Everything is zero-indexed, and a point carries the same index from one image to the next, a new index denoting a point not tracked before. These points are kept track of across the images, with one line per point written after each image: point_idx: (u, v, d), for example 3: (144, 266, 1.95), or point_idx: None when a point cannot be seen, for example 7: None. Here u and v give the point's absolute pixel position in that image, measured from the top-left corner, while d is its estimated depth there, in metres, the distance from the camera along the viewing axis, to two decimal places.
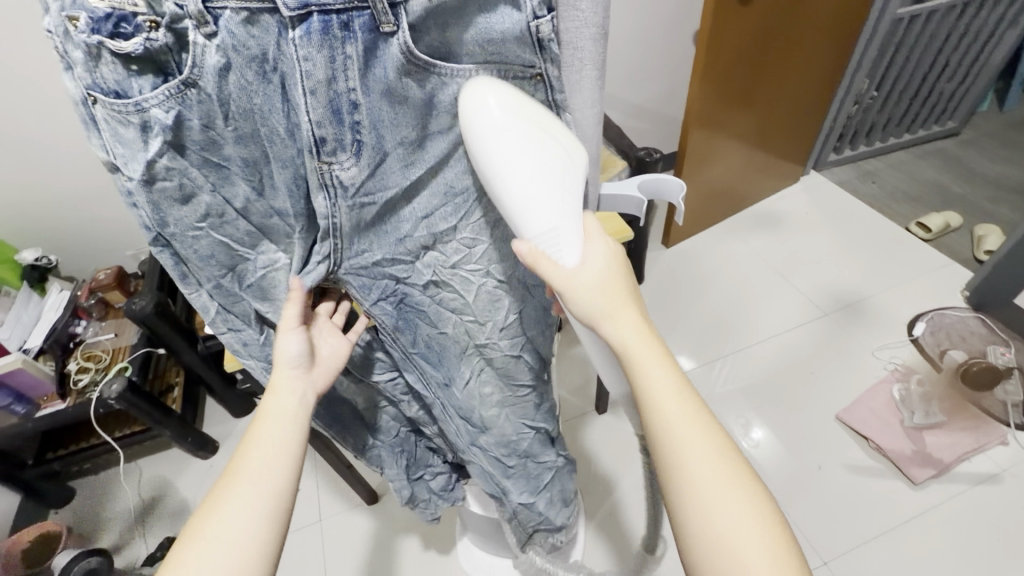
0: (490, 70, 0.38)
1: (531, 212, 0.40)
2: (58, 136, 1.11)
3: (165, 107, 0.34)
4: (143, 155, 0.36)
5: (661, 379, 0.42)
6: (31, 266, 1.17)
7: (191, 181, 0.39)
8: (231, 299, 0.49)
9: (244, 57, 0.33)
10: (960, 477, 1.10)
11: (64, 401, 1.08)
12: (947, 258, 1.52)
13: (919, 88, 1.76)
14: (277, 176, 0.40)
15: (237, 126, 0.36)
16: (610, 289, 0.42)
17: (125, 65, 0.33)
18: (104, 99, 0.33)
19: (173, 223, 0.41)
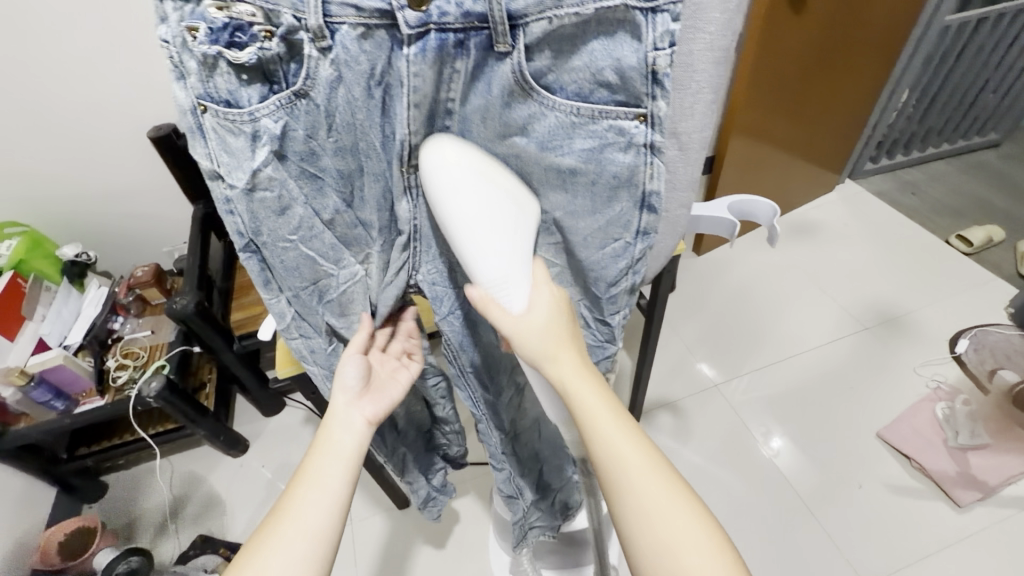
0: (592, 106, 0.38)
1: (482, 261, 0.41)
2: (102, 131, 1.12)
3: (275, 117, 0.37)
4: (249, 164, 0.39)
5: (597, 404, 0.41)
6: (70, 262, 1.17)
7: (288, 193, 0.42)
8: (307, 309, 0.50)
9: (355, 72, 0.36)
10: (1007, 501, 1.07)
11: (103, 398, 1.09)
12: (989, 273, 1.49)
13: (963, 98, 1.72)
14: (367, 186, 0.44)
15: (339, 138, 0.40)
16: (555, 331, 0.42)
17: (239, 75, 0.36)
18: (213, 108, 0.37)
19: (266, 233, 0.43)
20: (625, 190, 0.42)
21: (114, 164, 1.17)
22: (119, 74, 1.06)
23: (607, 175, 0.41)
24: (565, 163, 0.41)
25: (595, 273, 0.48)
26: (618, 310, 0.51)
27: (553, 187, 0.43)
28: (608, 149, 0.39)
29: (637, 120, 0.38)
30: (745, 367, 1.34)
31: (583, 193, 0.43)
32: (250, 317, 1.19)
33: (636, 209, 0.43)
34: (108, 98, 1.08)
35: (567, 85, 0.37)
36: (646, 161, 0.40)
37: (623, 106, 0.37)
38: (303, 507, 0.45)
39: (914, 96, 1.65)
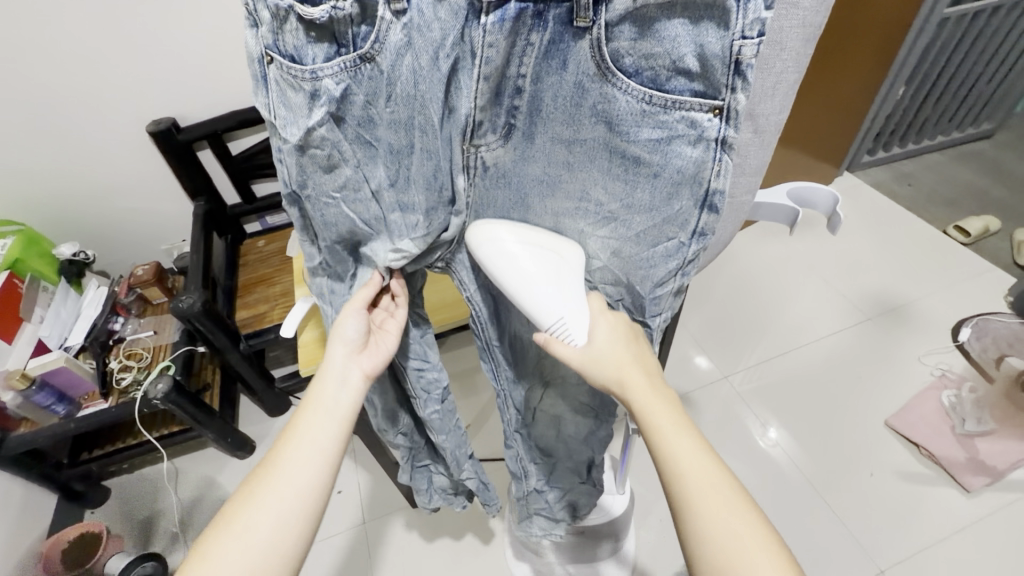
0: (666, 96, 0.36)
1: (542, 304, 0.46)
2: (98, 127, 1.08)
3: (336, 78, 0.36)
4: (305, 121, 0.38)
5: (669, 425, 0.43)
6: (68, 261, 1.14)
7: (340, 154, 0.41)
8: (337, 258, 0.53)
9: (425, 39, 0.36)
10: (1014, 485, 1.09)
11: (107, 402, 1.06)
12: (987, 262, 1.51)
13: (959, 90, 1.74)
14: (417, 166, 0.42)
15: (395, 110, 0.39)
16: (619, 355, 0.46)
17: (306, 31, 0.35)
18: (280, 60, 0.37)
19: (312, 187, 0.44)
20: (688, 187, 0.41)
21: (110, 160, 1.14)
22: (115, 68, 1.02)
23: (672, 168, 0.40)
24: (632, 152, 0.40)
25: (643, 270, 0.48)
26: (661, 312, 0.51)
27: (617, 175, 0.43)
28: (677, 141, 0.38)
29: (711, 113, 0.36)
30: (752, 359, 1.35)
31: (644, 185, 0.42)
32: (255, 316, 1.19)
33: (696, 208, 0.42)
34: (103, 93, 1.04)
35: (643, 70, 0.36)
36: (715, 157, 0.38)
37: (699, 96, 0.36)
38: (289, 458, 0.48)
39: (912, 88, 1.66)
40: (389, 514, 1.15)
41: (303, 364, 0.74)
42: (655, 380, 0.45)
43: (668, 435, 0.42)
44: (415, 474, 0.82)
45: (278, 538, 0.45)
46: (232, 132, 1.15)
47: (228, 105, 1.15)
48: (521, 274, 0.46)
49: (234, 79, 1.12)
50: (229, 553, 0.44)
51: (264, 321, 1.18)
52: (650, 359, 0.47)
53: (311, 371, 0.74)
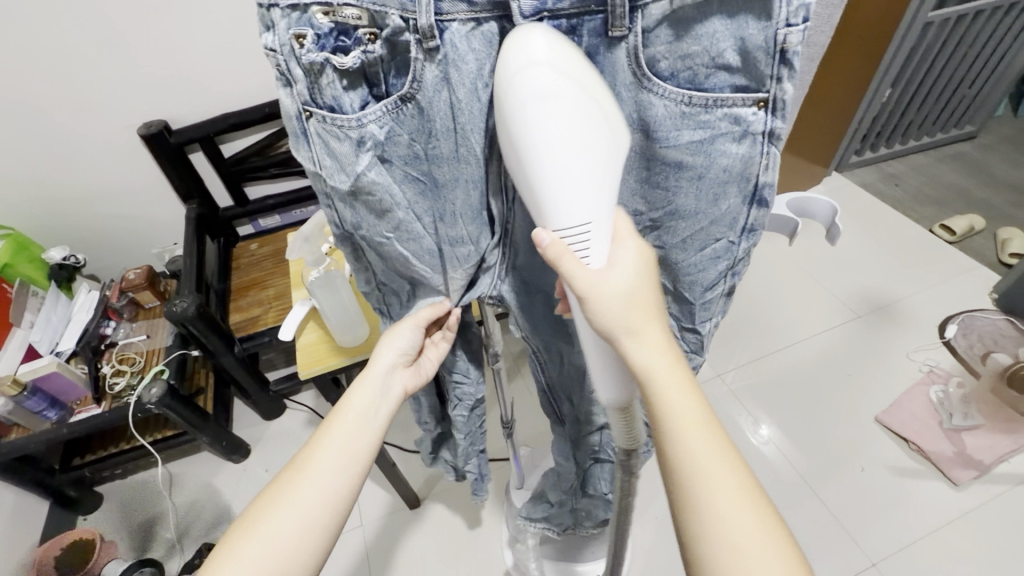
0: (706, 95, 0.36)
1: (568, 204, 0.37)
2: (88, 131, 1.07)
3: (380, 122, 0.38)
4: (352, 168, 0.39)
5: (683, 408, 0.39)
6: (58, 265, 1.13)
7: (391, 198, 0.42)
8: (383, 284, 0.53)
9: (462, 73, 0.36)
10: (1001, 478, 1.12)
11: (99, 406, 1.04)
12: (973, 261, 1.54)
13: (944, 92, 1.77)
14: (463, 198, 0.43)
15: (437, 145, 0.39)
16: (636, 302, 0.40)
17: (342, 80, 0.37)
18: (320, 113, 0.38)
19: (366, 228, 0.44)
20: (736, 184, 0.42)
21: (99, 164, 1.12)
22: (105, 71, 1.01)
23: (717, 167, 0.40)
24: (673, 156, 0.40)
25: (692, 275, 0.49)
26: (708, 317, 0.53)
27: (658, 183, 0.43)
28: (721, 139, 0.39)
29: (755, 106, 0.37)
30: (745, 358, 1.36)
31: (688, 188, 0.42)
32: (249, 319, 1.18)
33: (745, 203, 0.43)
34: (92, 96, 1.03)
35: (679, 72, 0.36)
36: (762, 150, 0.39)
37: (741, 91, 0.37)
38: (321, 461, 0.48)
39: (898, 91, 1.69)
40: (386, 516, 1.15)
41: (302, 366, 0.71)
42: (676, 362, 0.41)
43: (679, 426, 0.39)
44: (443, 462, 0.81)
45: (303, 533, 0.45)
46: (223, 134, 1.15)
47: (219, 108, 1.14)
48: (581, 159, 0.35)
49: (225, 81, 1.11)
50: (250, 551, 0.43)
51: (258, 324, 1.17)
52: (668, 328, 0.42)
53: (310, 374, 0.71)
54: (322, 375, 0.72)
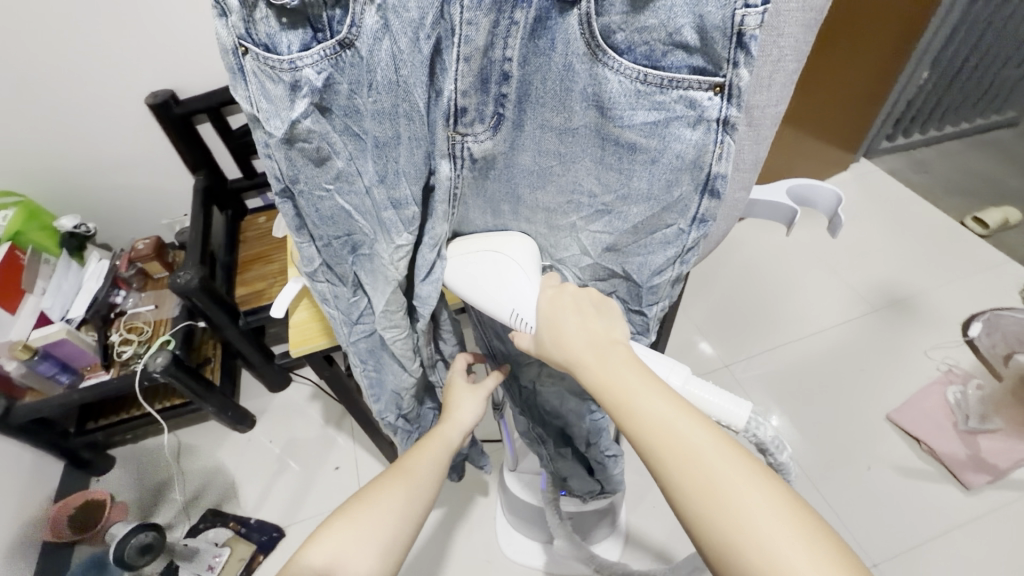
0: (661, 74, 0.34)
1: (495, 300, 0.48)
2: (95, 101, 1.07)
3: (318, 68, 0.35)
4: (287, 114, 0.37)
5: (652, 399, 0.41)
6: (69, 233, 1.14)
7: (329, 145, 0.41)
8: (336, 258, 0.52)
9: (403, 21, 0.35)
10: (1015, 484, 1.08)
11: (108, 372, 1.07)
12: (1004, 256, 1.46)
13: (987, 74, 1.66)
14: (404, 159, 0.41)
15: (379, 99, 0.37)
16: (595, 339, 0.44)
17: (278, 18, 0.34)
18: (254, 51, 0.35)
19: (304, 180, 0.43)
20: (688, 173, 0.40)
21: (104, 132, 1.12)
22: (110, 39, 1.00)
23: (671, 153, 0.39)
24: (626, 138, 0.39)
25: (640, 259, 0.49)
26: (657, 300, 0.52)
27: (609, 164, 0.42)
28: (675, 123, 0.37)
29: (712, 91, 0.34)
30: (757, 349, 1.33)
31: (642, 172, 0.41)
32: (254, 294, 1.19)
33: (697, 193, 0.41)
34: (97, 60, 1.01)
35: (636, 46, 0.34)
36: (717, 139, 0.37)
37: (698, 73, 0.34)
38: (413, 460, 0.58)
39: (936, 74, 1.60)
40: None
41: (293, 343, 0.70)
42: (609, 351, 0.43)
43: (632, 395, 0.41)
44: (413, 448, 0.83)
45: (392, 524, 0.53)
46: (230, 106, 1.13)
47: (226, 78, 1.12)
48: (478, 275, 0.49)
49: None
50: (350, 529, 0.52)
51: (263, 298, 1.18)
52: (602, 327, 0.45)
53: (303, 352, 0.70)
54: (314, 355, 0.71)
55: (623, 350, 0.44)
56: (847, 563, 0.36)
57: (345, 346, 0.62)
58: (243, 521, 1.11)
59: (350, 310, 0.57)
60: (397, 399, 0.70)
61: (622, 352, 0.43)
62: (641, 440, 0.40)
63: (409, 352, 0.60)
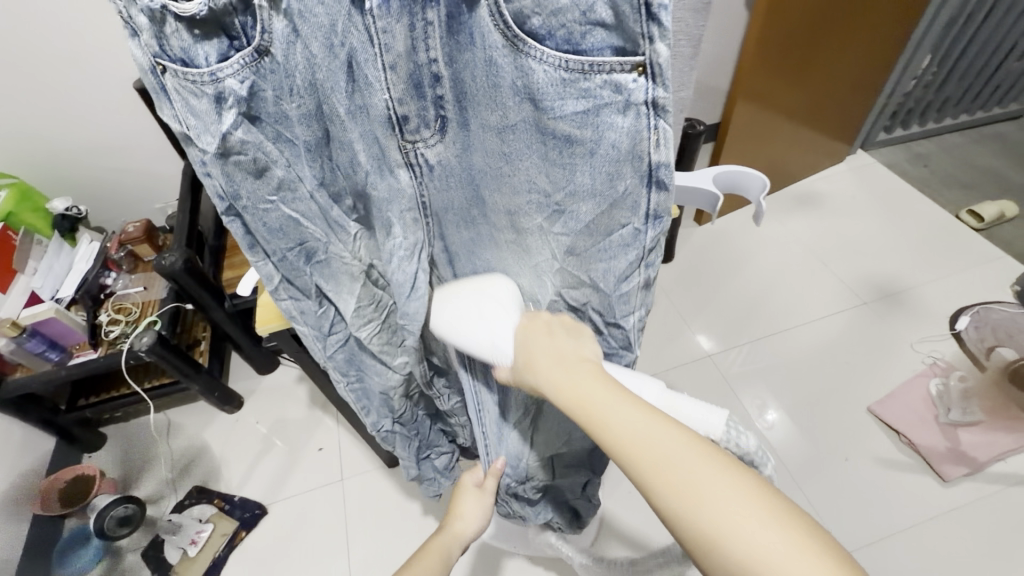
0: (583, 59, 0.34)
1: (478, 337, 0.50)
2: (84, 83, 1.08)
3: (239, 77, 0.38)
4: (217, 128, 0.40)
5: (612, 409, 0.40)
6: (61, 216, 1.16)
7: (265, 155, 0.43)
8: (294, 272, 0.53)
9: (312, 24, 0.36)
10: (994, 476, 1.07)
11: (96, 350, 1.10)
12: (998, 250, 1.44)
13: (988, 65, 1.63)
14: (337, 154, 0.45)
15: (302, 102, 0.40)
16: (557, 358, 0.45)
17: (190, 31, 0.36)
18: (173, 67, 0.37)
19: (246, 196, 0.45)
20: (629, 163, 0.40)
21: (94, 114, 1.13)
22: (98, 23, 1.01)
23: (607, 142, 0.39)
24: (562, 129, 0.39)
25: (603, 265, 0.48)
26: (630, 311, 0.51)
27: (554, 160, 0.42)
28: (605, 110, 0.37)
29: (635, 72, 0.34)
30: (742, 339, 1.33)
31: (584, 165, 0.41)
32: (239, 277, 1.20)
33: (643, 186, 0.41)
34: (84, 42, 1.02)
35: (555, 30, 0.34)
36: (649, 124, 0.37)
37: (619, 54, 0.34)
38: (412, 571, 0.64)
39: (934, 64, 1.58)
40: (364, 473, 1.17)
41: (260, 322, 0.71)
42: (580, 367, 0.44)
43: (599, 404, 0.41)
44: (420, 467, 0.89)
45: None
46: None
47: None
48: (462, 315, 0.52)
49: None
50: None
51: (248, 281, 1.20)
52: (569, 345, 0.46)
53: (271, 331, 0.72)
54: (280, 332, 0.72)
55: (594, 367, 0.44)
56: (830, 551, 0.33)
57: (323, 362, 0.65)
58: (227, 499, 1.13)
59: (320, 323, 0.59)
60: (386, 401, 0.73)
61: (591, 368, 0.44)
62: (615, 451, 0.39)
63: (386, 347, 0.63)
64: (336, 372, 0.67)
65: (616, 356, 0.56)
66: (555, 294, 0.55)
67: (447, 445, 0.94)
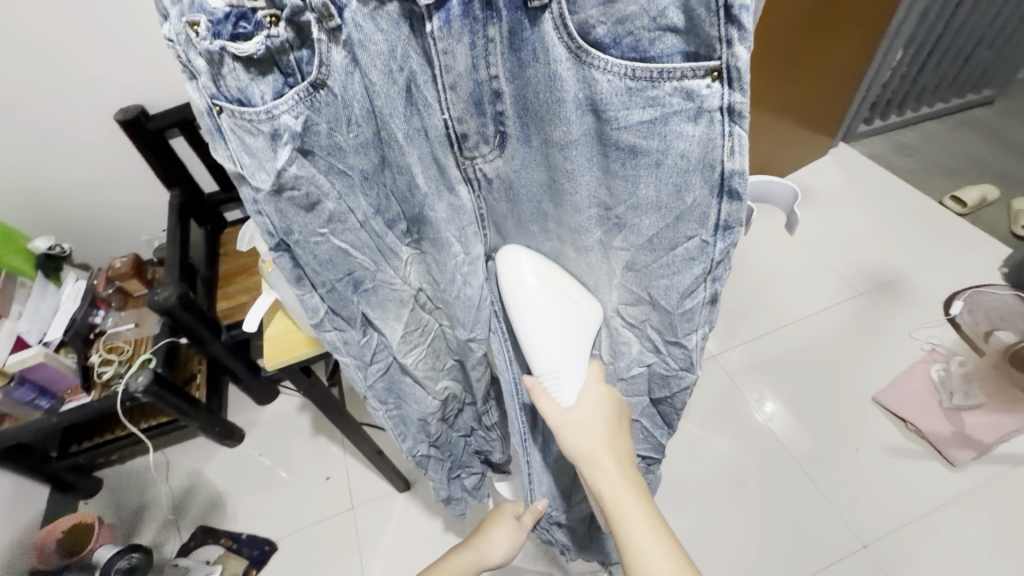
0: (651, 66, 0.35)
1: (550, 353, 0.52)
2: (63, 120, 1.05)
3: (294, 113, 0.39)
4: (272, 164, 0.41)
5: (634, 517, 0.48)
6: (44, 255, 1.14)
7: (317, 189, 0.44)
8: (341, 303, 0.53)
9: (371, 54, 0.38)
10: (1001, 459, 1.09)
11: (88, 394, 1.05)
12: (983, 233, 1.48)
13: (960, 56, 1.68)
14: (395, 179, 0.47)
15: (359, 130, 0.42)
16: (595, 433, 0.52)
17: (246, 69, 0.37)
18: (229, 107, 0.38)
19: (299, 230, 0.46)
20: (699, 172, 0.40)
21: (77, 151, 1.10)
22: (77, 60, 0.98)
23: (675, 152, 0.39)
24: (626, 138, 0.40)
25: (665, 281, 0.48)
26: (693, 329, 0.51)
27: (617, 170, 0.42)
28: (675, 118, 0.37)
29: (710, 77, 0.35)
30: (745, 336, 1.33)
31: (648, 176, 0.41)
32: (236, 306, 1.17)
33: (714, 196, 0.41)
34: (64, 78, 1.00)
35: (622, 39, 0.35)
36: (724, 131, 0.37)
37: (691, 60, 0.34)
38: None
39: (909, 57, 1.62)
40: (376, 499, 1.14)
41: (268, 358, 0.69)
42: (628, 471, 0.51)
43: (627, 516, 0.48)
44: (450, 488, 0.87)
45: None
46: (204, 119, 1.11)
47: None
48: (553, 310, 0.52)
49: None
50: None
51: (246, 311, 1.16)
52: (622, 447, 0.52)
53: (280, 365, 0.70)
54: (290, 366, 0.71)
55: (634, 475, 0.51)
56: None
57: (362, 394, 0.64)
58: (234, 538, 1.11)
59: (363, 352, 0.59)
60: (423, 426, 0.73)
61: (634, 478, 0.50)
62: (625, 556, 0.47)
63: (430, 372, 0.65)
64: (372, 399, 0.65)
65: (677, 378, 0.56)
66: (612, 310, 0.56)
67: (477, 466, 0.91)
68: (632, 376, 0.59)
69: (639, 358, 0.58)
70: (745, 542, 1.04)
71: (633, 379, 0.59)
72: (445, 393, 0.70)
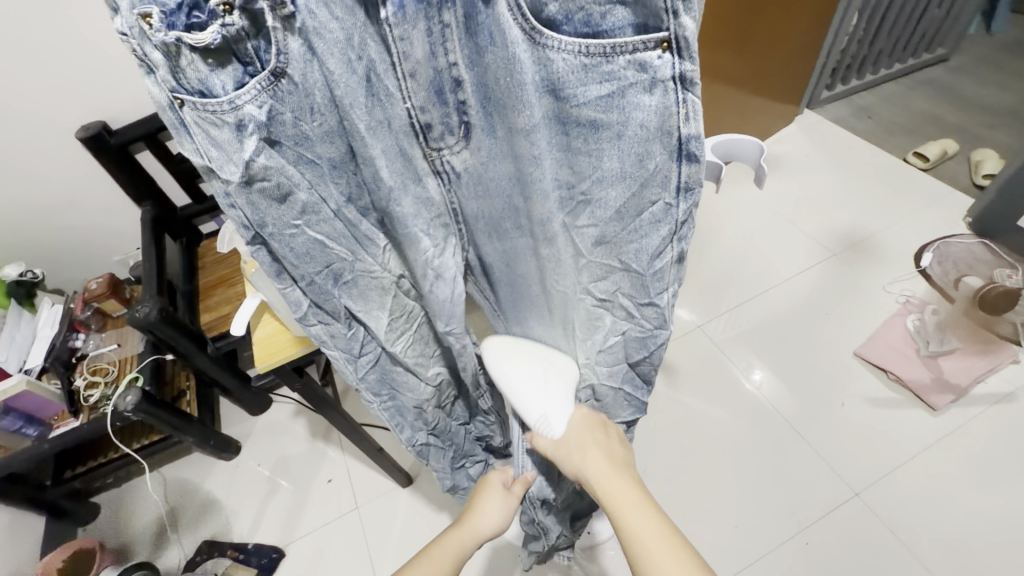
0: (604, 41, 0.36)
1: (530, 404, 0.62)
2: (20, 144, 1.02)
3: (257, 103, 0.38)
4: (239, 155, 0.40)
5: (632, 507, 0.52)
6: (16, 282, 1.11)
7: (288, 180, 0.44)
8: (323, 296, 0.54)
9: (327, 41, 0.37)
10: (979, 399, 1.14)
11: (76, 418, 1.04)
12: (947, 186, 1.52)
13: (911, 17, 1.72)
14: (363, 170, 0.46)
15: (323, 120, 0.43)
16: (586, 442, 0.59)
17: (203, 59, 0.36)
18: (190, 100, 0.38)
19: (272, 223, 0.46)
20: (658, 141, 0.41)
21: (39, 175, 1.07)
22: (29, 80, 0.95)
23: (634, 123, 0.40)
24: (586, 114, 0.40)
25: (635, 244, 0.50)
26: (665, 287, 0.53)
27: (579, 147, 0.43)
28: (630, 90, 0.38)
29: (660, 48, 0.35)
30: (726, 307, 1.36)
31: (611, 149, 0.42)
32: (220, 318, 1.16)
33: (674, 162, 0.43)
34: (16, 99, 0.96)
35: (574, 15, 0.35)
36: (677, 99, 0.38)
37: (641, 31, 0.35)
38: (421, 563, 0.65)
39: (863, 22, 1.65)
40: (380, 496, 1.15)
41: (258, 360, 0.69)
42: (619, 466, 0.57)
43: (625, 505, 0.53)
44: (455, 476, 0.88)
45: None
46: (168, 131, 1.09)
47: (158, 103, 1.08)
48: (523, 382, 0.64)
49: None
50: None
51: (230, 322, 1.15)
52: (617, 453, 0.59)
53: (270, 367, 0.69)
54: (280, 367, 0.71)
55: (629, 471, 0.57)
56: None
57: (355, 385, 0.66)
58: (241, 548, 1.10)
59: (350, 345, 0.60)
60: (419, 413, 0.73)
61: (626, 471, 0.57)
62: (628, 547, 0.51)
63: (420, 359, 0.66)
64: (367, 392, 0.67)
65: (652, 337, 0.58)
66: (582, 290, 0.57)
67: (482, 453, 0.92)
68: (609, 348, 0.61)
69: (615, 328, 0.60)
70: (743, 503, 1.07)
71: (610, 349, 0.62)
72: (438, 379, 0.71)
